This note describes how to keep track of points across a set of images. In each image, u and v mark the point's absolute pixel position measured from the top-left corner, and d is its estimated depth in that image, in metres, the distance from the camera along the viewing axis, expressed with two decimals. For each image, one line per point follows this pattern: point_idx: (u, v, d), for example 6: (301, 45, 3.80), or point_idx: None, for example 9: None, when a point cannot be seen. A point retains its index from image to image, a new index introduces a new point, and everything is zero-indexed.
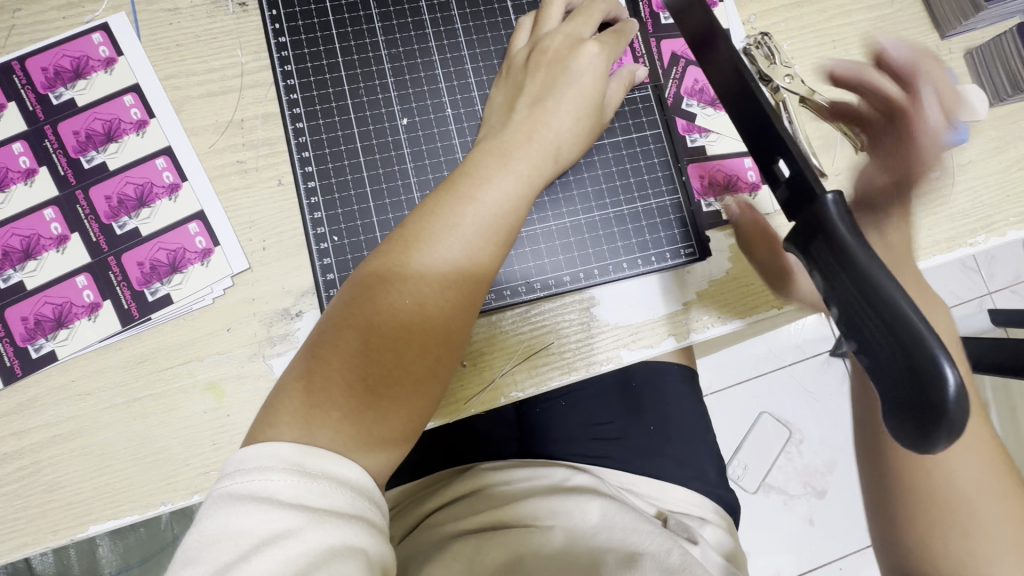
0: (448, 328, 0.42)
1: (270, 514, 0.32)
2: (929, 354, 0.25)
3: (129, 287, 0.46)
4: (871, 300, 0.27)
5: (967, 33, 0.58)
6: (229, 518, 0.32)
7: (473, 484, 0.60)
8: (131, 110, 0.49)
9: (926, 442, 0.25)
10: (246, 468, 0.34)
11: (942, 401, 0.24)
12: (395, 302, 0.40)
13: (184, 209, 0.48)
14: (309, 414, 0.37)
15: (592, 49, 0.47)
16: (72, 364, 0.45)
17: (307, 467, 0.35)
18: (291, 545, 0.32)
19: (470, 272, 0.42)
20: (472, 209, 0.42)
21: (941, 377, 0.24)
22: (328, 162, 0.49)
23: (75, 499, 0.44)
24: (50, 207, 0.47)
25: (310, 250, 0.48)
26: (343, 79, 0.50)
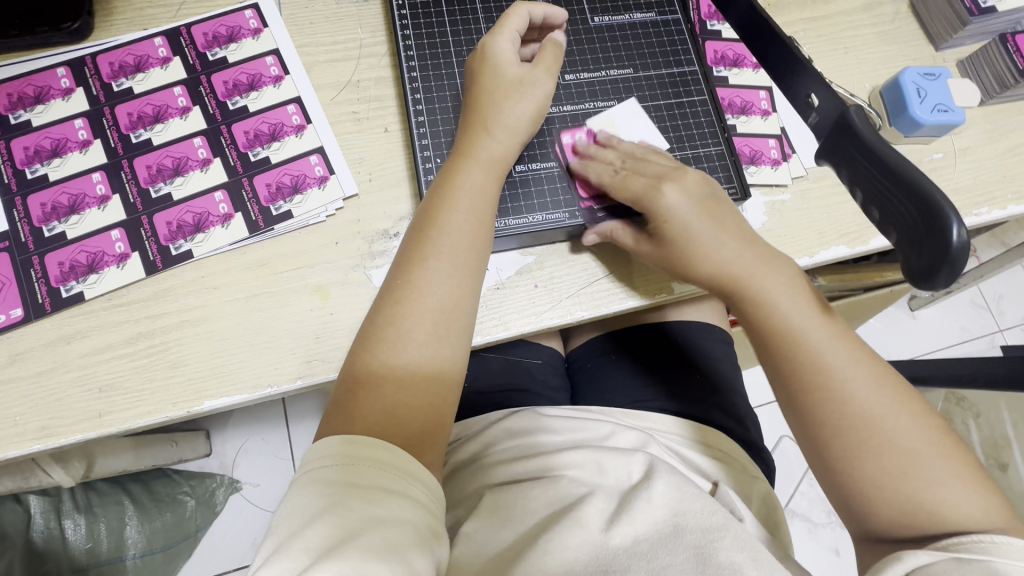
0: (456, 305, 0.48)
1: (323, 493, 0.38)
2: (945, 215, 0.34)
3: (257, 203, 0.55)
4: (907, 192, 0.36)
5: (956, 48, 0.69)
6: (288, 500, 0.38)
7: (505, 429, 0.64)
8: (271, 67, 0.59)
9: (937, 279, 0.34)
10: (304, 461, 0.41)
11: (949, 246, 0.33)
12: (407, 302, 0.47)
13: (307, 144, 0.57)
14: (346, 413, 0.44)
15: (505, 42, 0.55)
16: (205, 262, 0.53)
17: (339, 453, 0.40)
18: (347, 514, 0.37)
19: (464, 260, 0.49)
20: (455, 210, 0.50)
21: (950, 228, 0.33)
22: (435, 104, 0.58)
23: (195, 376, 0.50)
24: (198, 137, 0.56)
25: (417, 168, 0.56)
26: (450, 44, 0.60)
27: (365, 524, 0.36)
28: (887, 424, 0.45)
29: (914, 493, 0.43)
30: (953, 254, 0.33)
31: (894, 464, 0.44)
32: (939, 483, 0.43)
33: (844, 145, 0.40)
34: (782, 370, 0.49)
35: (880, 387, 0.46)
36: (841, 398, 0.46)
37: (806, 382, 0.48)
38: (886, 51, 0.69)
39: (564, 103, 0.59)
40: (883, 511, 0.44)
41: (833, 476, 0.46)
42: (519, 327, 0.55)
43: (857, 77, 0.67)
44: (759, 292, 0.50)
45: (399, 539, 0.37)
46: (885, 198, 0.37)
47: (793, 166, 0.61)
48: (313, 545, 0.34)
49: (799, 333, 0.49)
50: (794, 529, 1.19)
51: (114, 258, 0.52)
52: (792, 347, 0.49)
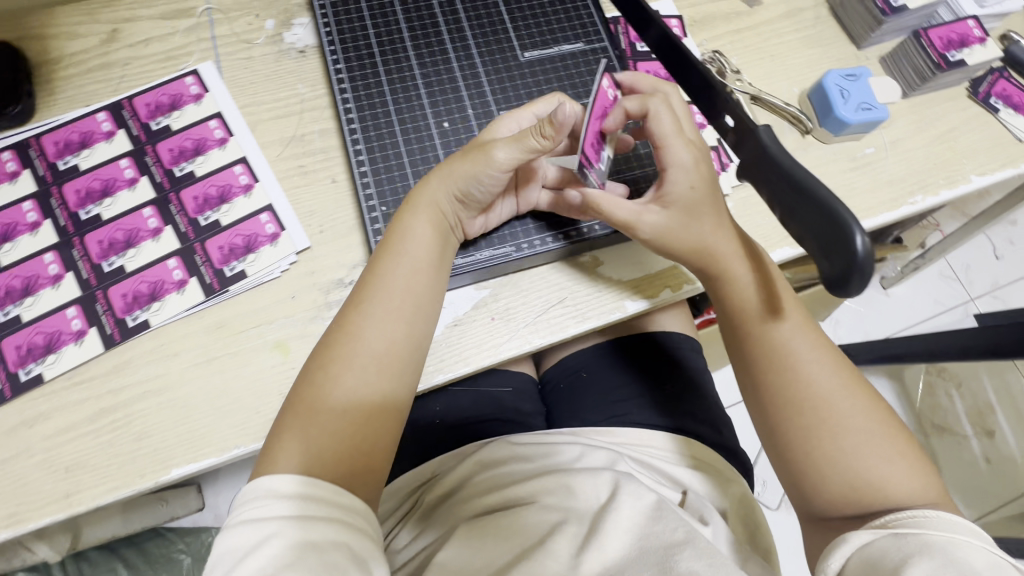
0: (401, 355, 0.49)
1: (256, 527, 0.38)
2: (846, 227, 0.36)
3: (211, 266, 0.56)
4: (813, 207, 0.38)
5: (878, 45, 0.73)
6: (227, 539, 0.39)
7: (478, 459, 0.65)
8: (215, 131, 0.61)
9: (846, 287, 0.36)
10: (243, 499, 0.41)
11: (853, 257, 0.35)
12: (343, 346, 0.48)
13: (256, 203, 0.58)
14: (273, 456, 0.44)
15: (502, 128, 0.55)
16: (162, 329, 0.54)
17: (279, 489, 0.41)
18: (281, 544, 0.38)
19: (416, 304, 0.51)
20: (401, 258, 0.51)
21: (853, 240, 0.35)
22: (374, 144, 0.57)
23: (161, 445, 0.50)
24: (148, 207, 0.57)
25: (360, 209, 0.54)
26: (383, 84, 0.59)
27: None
28: (841, 405, 0.48)
29: (866, 471, 0.45)
30: (858, 263, 0.35)
31: (851, 443, 0.46)
32: (887, 461, 0.46)
33: (757, 160, 0.42)
34: (749, 357, 0.52)
35: (834, 373, 0.49)
36: (801, 383, 0.49)
37: (767, 364, 0.50)
38: (810, 54, 0.72)
39: None
40: (836, 488, 0.46)
41: (794, 458, 0.48)
42: (481, 360, 0.56)
43: (785, 82, 0.70)
44: (735, 274, 0.53)
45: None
46: (796, 213, 0.39)
47: (729, 177, 0.63)
48: None
49: (767, 314, 0.52)
50: (791, 518, 1.23)
51: (70, 336, 0.52)
52: (758, 335, 0.51)
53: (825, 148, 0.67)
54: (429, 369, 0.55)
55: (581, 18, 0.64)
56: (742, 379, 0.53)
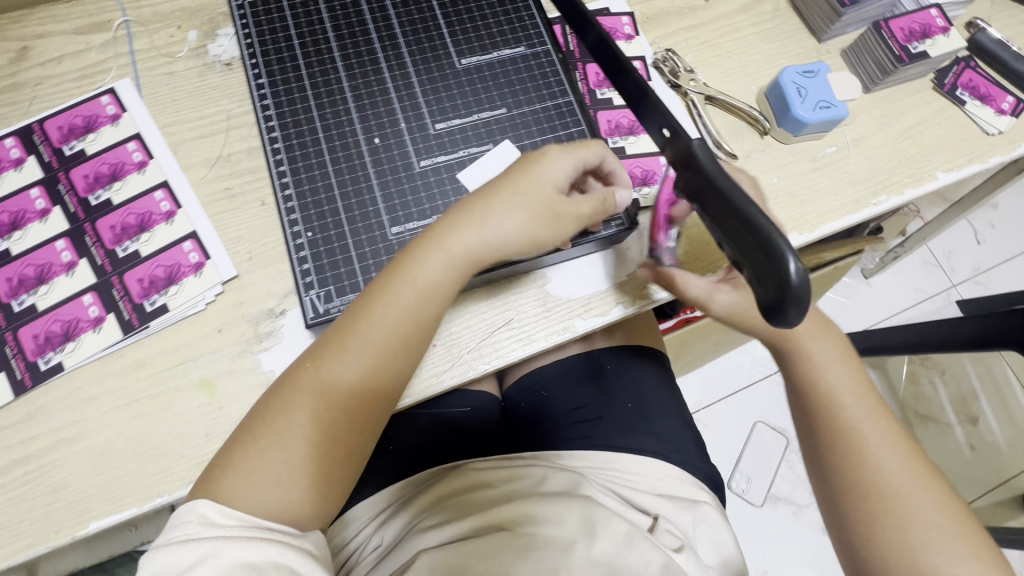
0: (394, 376, 0.48)
1: (186, 550, 0.39)
2: (778, 252, 0.33)
3: (130, 301, 0.52)
4: (746, 229, 0.35)
5: (839, 37, 0.69)
6: (155, 564, 0.38)
7: (435, 488, 0.62)
8: (134, 153, 0.57)
9: (783, 316, 0.34)
10: (173, 525, 0.41)
11: (786, 285, 0.33)
12: (335, 361, 0.46)
13: (179, 231, 0.55)
14: (242, 462, 0.43)
15: (558, 165, 0.49)
16: (78, 372, 0.50)
17: (211, 515, 0.41)
18: (214, 566, 0.38)
19: (418, 328, 0.48)
20: (410, 283, 0.47)
21: (786, 266, 0.32)
22: (300, 163, 0.53)
23: (76, 498, 0.47)
24: (61, 240, 0.53)
25: (283, 233, 0.51)
26: (309, 98, 0.55)
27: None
28: (931, 497, 0.48)
29: (933, 567, 0.45)
30: (791, 291, 0.32)
31: (917, 535, 0.47)
32: (960, 563, 0.45)
33: (689, 175, 0.39)
34: (824, 431, 0.53)
35: (910, 463, 0.50)
36: (872, 467, 0.50)
37: (839, 441, 0.52)
38: (769, 49, 0.69)
39: (437, 153, 0.54)
40: (896, 573, 0.46)
41: (857, 533, 0.49)
42: (423, 391, 0.53)
43: (743, 80, 0.67)
44: (811, 354, 0.55)
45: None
46: (731, 235, 0.36)
47: None
48: None
49: (837, 399, 0.53)
50: (778, 514, 1.21)
51: None
52: (833, 417, 0.52)
53: (784, 148, 0.64)
54: None
55: (521, 20, 0.60)
56: (809, 448, 0.55)
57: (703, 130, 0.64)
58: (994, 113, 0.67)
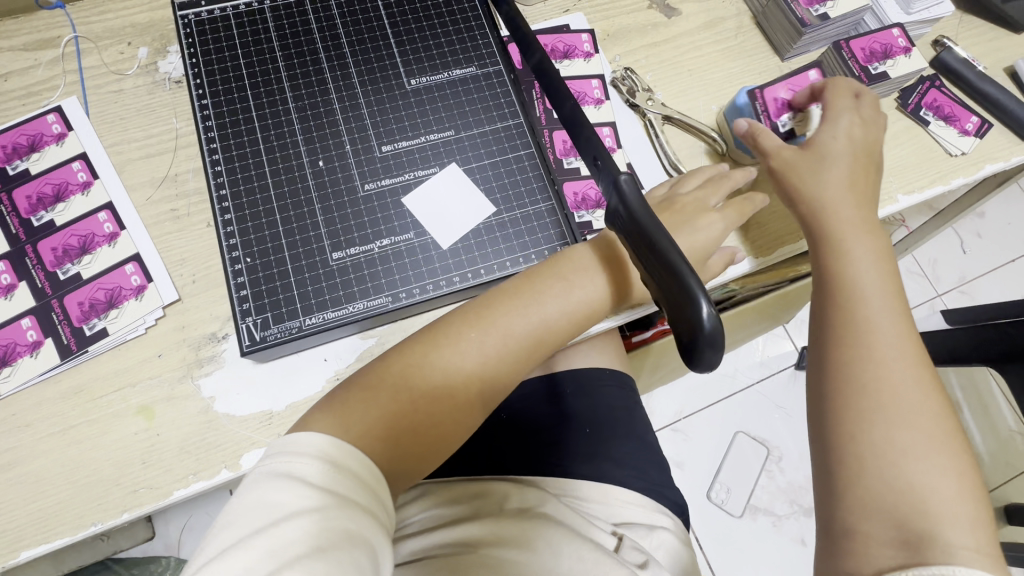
0: (477, 394, 0.46)
1: (305, 491, 0.36)
2: (693, 296, 0.32)
3: (69, 325, 0.52)
4: (665, 271, 0.34)
5: (802, 56, 0.69)
6: (264, 489, 0.36)
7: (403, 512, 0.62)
8: (78, 173, 0.56)
9: (699, 361, 0.33)
10: (281, 451, 0.38)
11: (699, 331, 0.32)
12: (433, 348, 0.46)
13: (122, 253, 0.54)
14: (321, 416, 0.42)
15: (590, 284, 0.49)
16: (13, 397, 0.50)
17: (335, 458, 0.38)
18: (316, 519, 0.35)
19: (511, 356, 0.47)
20: (517, 317, 0.47)
21: (700, 312, 0.32)
22: (241, 186, 0.52)
23: (9, 526, 0.47)
24: (1, 262, 0.53)
25: (222, 259, 0.50)
26: (254, 119, 0.54)
27: (314, 547, 0.34)
28: (931, 407, 0.46)
29: (911, 474, 0.43)
30: (704, 337, 0.32)
31: (903, 437, 0.44)
32: (940, 474, 0.43)
33: (615, 208, 0.39)
34: (837, 321, 0.50)
35: (920, 380, 0.46)
36: (875, 369, 0.47)
37: (849, 340, 0.48)
38: (731, 67, 0.68)
39: (381, 177, 0.53)
40: (877, 482, 0.44)
41: (835, 430, 0.47)
42: None
43: (703, 99, 0.66)
44: (844, 245, 0.52)
45: (361, 562, 0.35)
46: (653, 274, 0.36)
47: None
48: (277, 549, 0.34)
49: (864, 292, 0.49)
50: (756, 525, 1.21)
51: None
52: (855, 312, 0.49)
53: None
54: None
55: (474, 38, 0.59)
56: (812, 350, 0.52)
57: (659, 151, 0.63)
58: (958, 133, 0.66)
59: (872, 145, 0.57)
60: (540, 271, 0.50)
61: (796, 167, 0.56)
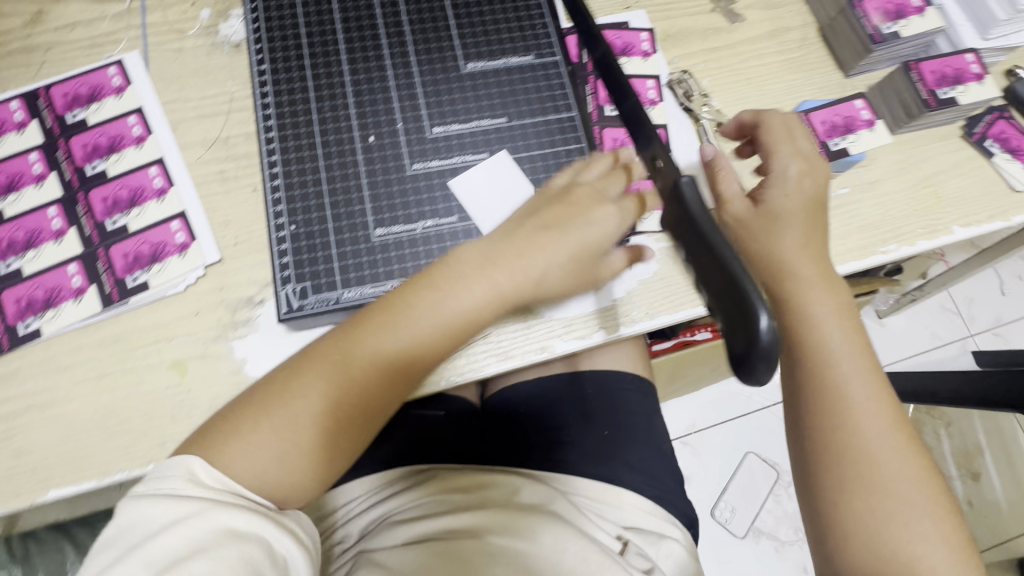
0: (397, 379, 0.46)
1: (179, 505, 0.40)
2: (752, 306, 0.31)
3: (113, 274, 0.53)
4: (723, 277, 0.33)
5: (867, 74, 0.66)
6: (136, 510, 0.40)
7: (411, 491, 0.63)
8: (134, 127, 0.57)
9: (749, 373, 0.32)
10: (161, 473, 0.41)
11: (755, 342, 0.31)
12: (337, 349, 0.45)
13: (168, 209, 0.55)
14: (230, 428, 0.43)
15: (606, 216, 0.48)
16: (55, 339, 0.51)
17: (205, 476, 0.41)
18: (195, 527, 0.39)
19: (432, 343, 0.46)
20: (427, 304, 0.46)
21: (758, 323, 0.31)
22: (292, 154, 0.52)
23: (40, 464, 0.48)
24: (53, 206, 0.54)
25: (267, 225, 0.50)
26: (310, 89, 0.54)
27: (199, 547, 0.39)
28: (909, 469, 0.48)
29: (900, 544, 0.46)
30: (760, 349, 0.31)
31: (888, 507, 0.47)
32: (924, 540, 0.46)
33: (675, 210, 0.38)
34: (807, 391, 0.50)
35: (895, 433, 0.49)
36: (854, 438, 0.48)
37: (823, 406, 0.49)
38: (791, 79, 0.66)
39: (429, 158, 0.53)
40: (864, 553, 0.47)
41: (822, 506, 0.49)
42: None
43: (760, 109, 0.64)
44: (807, 301, 0.51)
45: (251, 552, 0.40)
46: (708, 280, 0.35)
47: None
48: (156, 559, 0.38)
49: (833, 357, 0.50)
50: (759, 548, 1.19)
51: None
52: (824, 379, 0.50)
53: None
54: None
55: (533, 27, 0.59)
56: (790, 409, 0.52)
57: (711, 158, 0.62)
58: None
59: (822, 184, 0.55)
60: (452, 255, 0.48)
61: (749, 227, 0.53)
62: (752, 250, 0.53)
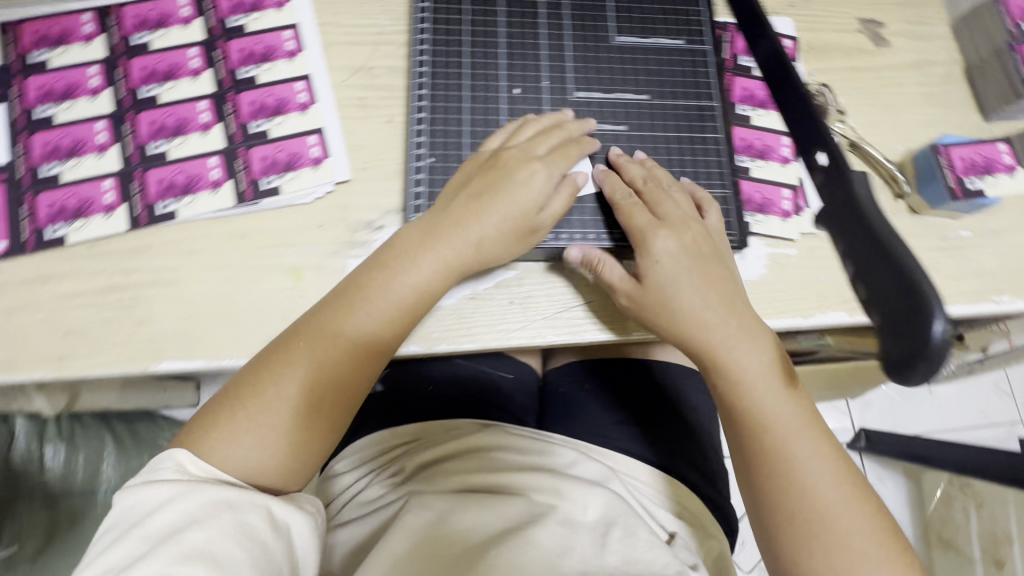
0: (363, 352, 0.48)
1: (168, 486, 0.42)
2: (927, 307, 0.31)
3: (249, 174, 0.55)
4: (892, 276, 0.33)
5: (1009, 121, 0.65)
6: (128, 500, 0.42)
7: (470, 439, 0.64)
8: (288, 41, 0.59)
9: (906, 374, 0.32)
10: (151, 468, 0.44)
11: (924, 343, 0.31)
12: (299, 338, 0.47)
13: (308, 124, 0.57)
14: (210, 426, 0.46)
15: (536, 176, 0.49)
16: (187, 224, 0.53)
17: (191, 464, 0.43)
18: (188, 500, 0.41)
19: (393, 318, 0.48)
20: (382, 285, 0.48)
21: (932, 325, 0.31)
22: (440, 92, 0.54)
23: (157, 336, 0.51)
24: (204, 101, 0.57)
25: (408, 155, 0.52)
26: (465, 33, 0.56)
27: (193, 520, 0.40)
28: (864, 521, 0.45)
29: None
30: (930, 351, 0.31)
31: (850, 560, 0.44)
32: None
33: (839, 203, 0.38)
34: (750, 452, 0.49)
35: (841, 483, 0.46)
36: (806, 494, 0.46)
37: (776, 470, 0.47)
38: (929, 113, 0.65)
39: (569, 120, 0.54)
40: None
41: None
42: (488, 341, 0.52)
43: (892, 137, 0.63)
44: (720, 359, 0.49)
45: (250, 522, 0.42)
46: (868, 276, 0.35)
47: (801, 224, 0.58)
48: (151, 535, 0.39)
49: (763, 415, 0.48)
50: None
51: (100, 207, 0.53)
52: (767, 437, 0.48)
53: (916, 218, 0.60)
54: (433, 335, 0.52)
55: (687, 14, 0.59)
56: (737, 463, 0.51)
57: None
58: None
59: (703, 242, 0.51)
60: (400, 235, 0.50)
61: (651, 303, 0.49)
62: (661, 332, 0.51)
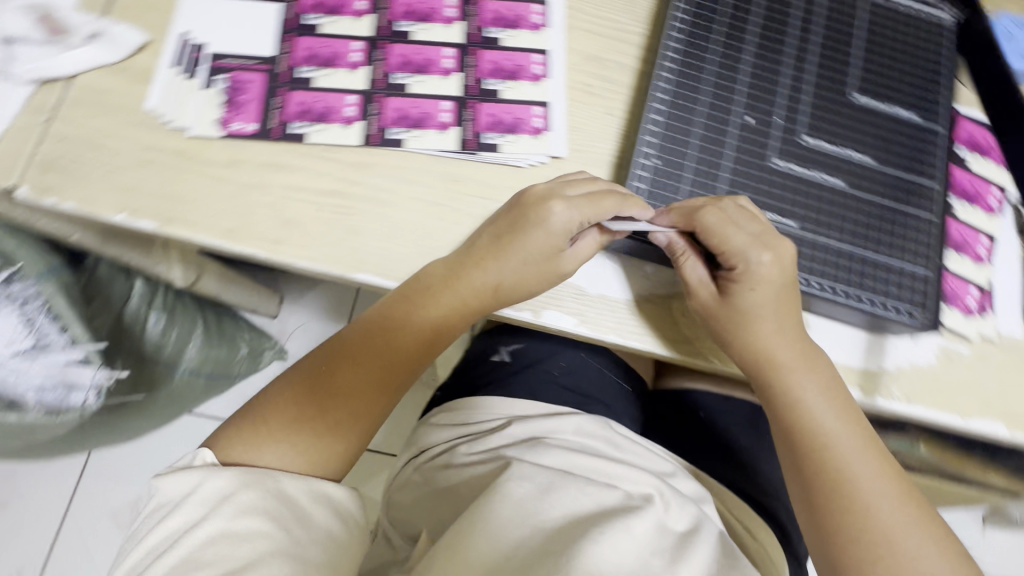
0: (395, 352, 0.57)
1: (219, 469, 0.52)
2: None
3: (475, 126, 0.58)
4: None
5: None
6: (169, 486, 0.50)
7: (576, 424, 0.64)
8: (537, 15, 0.62)
9: None
10: (188, 462, 0.53)
11: None
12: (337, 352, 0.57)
13: (538, 95, 0.60)
14: (246, 430, 0.56)
15: (553, 218, 0.52)
16: (411, 155, 0.57)
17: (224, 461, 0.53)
18: (240, 475, 0.51)
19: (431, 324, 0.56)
20: (422, 306, 0.55)
21: None
22: (677, 101, 0.56)
23: (362, 248, 0.54)
24: (450, 49, 0.60)
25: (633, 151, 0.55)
26: (712, 53, 0.58)
27: (242, 485, 0.51)
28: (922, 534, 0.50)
29: None
30: None
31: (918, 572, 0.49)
32: None
33: None
34: (809, 472, 0.53)
35: (904, 505, 0.51)
36: (868, 513, 0.51)
37: (834, 489, 0.52)
38: None
39: (792, 160, 0.55)
40: None
41: None
42: (654, 345, 0.54)
43: None
44: (786, 384, 0.53)
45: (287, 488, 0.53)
46: None
47: (983, 325, 0.57)
48: (204, 501, 0.50)
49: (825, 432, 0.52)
50: None
51: (341, 118, 0.57)
52: (832, 459, 0.52)
53: None
54: (606, 324, 0.54)
55: (927, 91, 0.59)
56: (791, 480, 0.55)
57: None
58: None
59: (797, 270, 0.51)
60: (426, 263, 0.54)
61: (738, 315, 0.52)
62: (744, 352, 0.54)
